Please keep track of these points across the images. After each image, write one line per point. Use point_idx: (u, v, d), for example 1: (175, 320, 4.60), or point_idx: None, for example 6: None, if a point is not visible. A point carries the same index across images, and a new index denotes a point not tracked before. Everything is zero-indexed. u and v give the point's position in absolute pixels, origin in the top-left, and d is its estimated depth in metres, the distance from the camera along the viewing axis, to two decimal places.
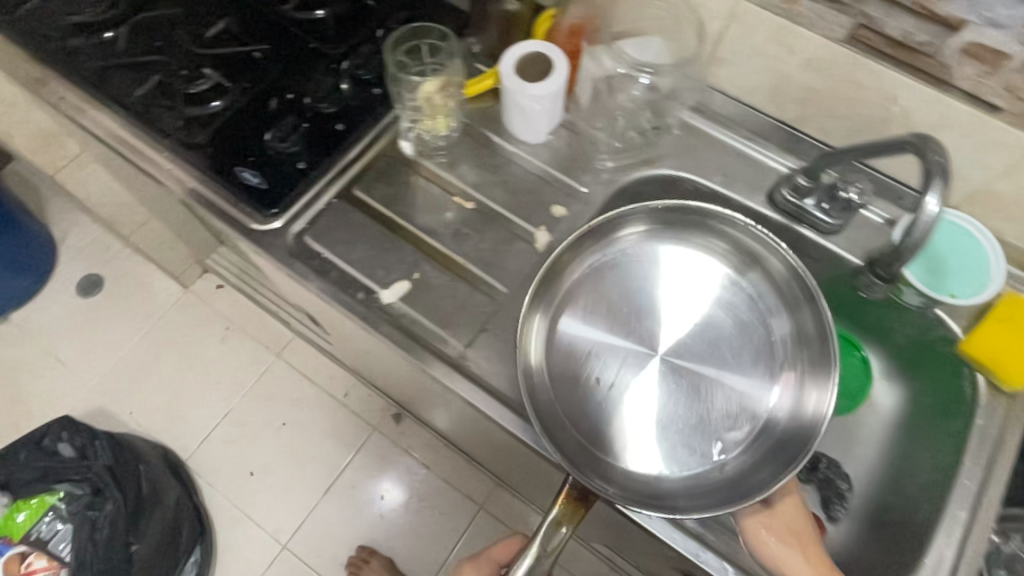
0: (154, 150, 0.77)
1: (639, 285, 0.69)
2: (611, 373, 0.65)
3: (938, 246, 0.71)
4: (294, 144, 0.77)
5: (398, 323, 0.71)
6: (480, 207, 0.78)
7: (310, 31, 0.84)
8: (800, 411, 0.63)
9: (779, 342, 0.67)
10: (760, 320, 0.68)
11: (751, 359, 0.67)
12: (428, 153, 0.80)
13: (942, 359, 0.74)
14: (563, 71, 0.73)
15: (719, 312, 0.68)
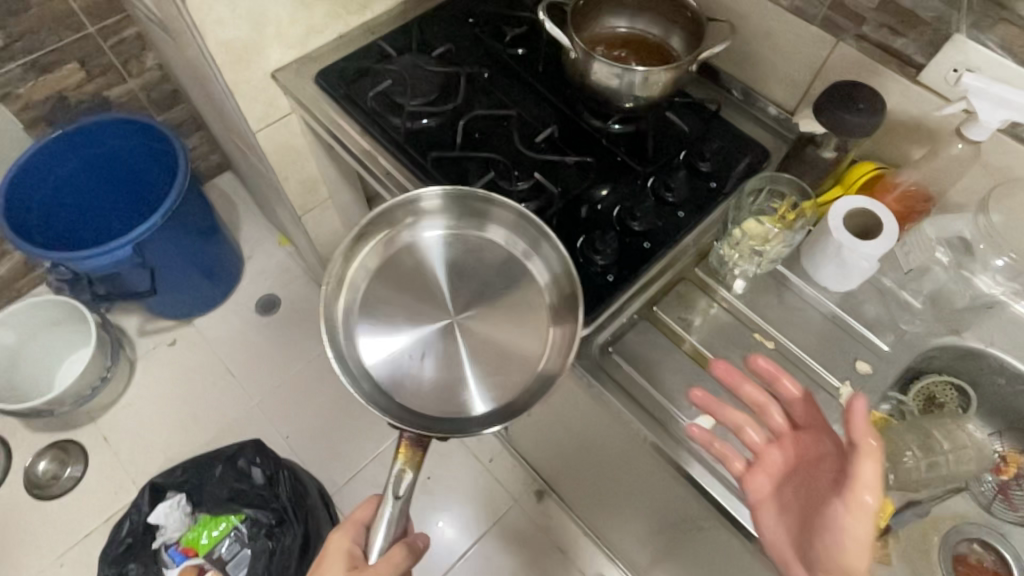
0: (473, 239, 0.81)
1: (454, 258, 0.80)
2: (422, 337, 0.75)
3: None
4: (607, 257, 0.78)
5: (701, 455, 0.71)
6: (781, 348, 0.77)
7: (619, 147, 0.88)
8: (551, 355, 0.73)
9: (494, 287, 0.78)
10: (517, 271, 0.79)
11: (512, 304, 0.77)
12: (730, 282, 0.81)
13: None
14: (895, 235, 0.73)
15: (489, 262, 0.80)
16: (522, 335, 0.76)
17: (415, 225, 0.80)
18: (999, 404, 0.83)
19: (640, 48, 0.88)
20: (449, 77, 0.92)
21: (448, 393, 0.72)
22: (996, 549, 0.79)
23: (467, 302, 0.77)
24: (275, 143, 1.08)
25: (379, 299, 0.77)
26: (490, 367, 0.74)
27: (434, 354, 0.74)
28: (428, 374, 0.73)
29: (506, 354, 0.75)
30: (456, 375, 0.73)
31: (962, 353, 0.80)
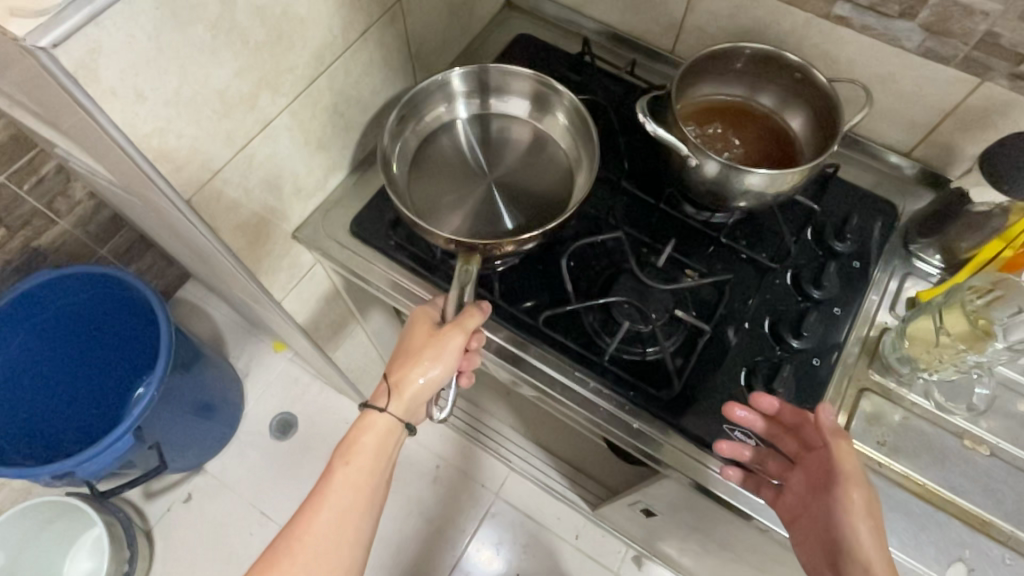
0: (617, 406, 0.68)
1: (475, 127, 0.79)
2: (460, 188, 0.75)
3: None
4: (785, 394, 0.66)
5: None
6: (995, 452, 0.67)
7: (744, 243, 0.75)
8: (580, 172, 0.75)
9: (512, 146, 0.78)
10: (528, 124, 0.79)
11: (535, 159, 0.77)
12: (947, 404, 0.69)
13: None
14: None
15: (501, 121, 0.79)
16: (542, 169, 0.77)
17: (433, 113, 0.78)
18: None
19: (738, 120, 0.76)
20: (521, 170, 0.76)
21: (496, 223, 0.72)
22: None
23: (497, 157, 0.77)
24: (301, 299, 0.89)
25: (415, 187, 0.75)
26: (525, 200, 0.74)
27: (474, 209, 0.73)
28: (470, 218, 0.73)
29: (533, 191, 0.75)
30: (487, 211, 0.73)
31: None
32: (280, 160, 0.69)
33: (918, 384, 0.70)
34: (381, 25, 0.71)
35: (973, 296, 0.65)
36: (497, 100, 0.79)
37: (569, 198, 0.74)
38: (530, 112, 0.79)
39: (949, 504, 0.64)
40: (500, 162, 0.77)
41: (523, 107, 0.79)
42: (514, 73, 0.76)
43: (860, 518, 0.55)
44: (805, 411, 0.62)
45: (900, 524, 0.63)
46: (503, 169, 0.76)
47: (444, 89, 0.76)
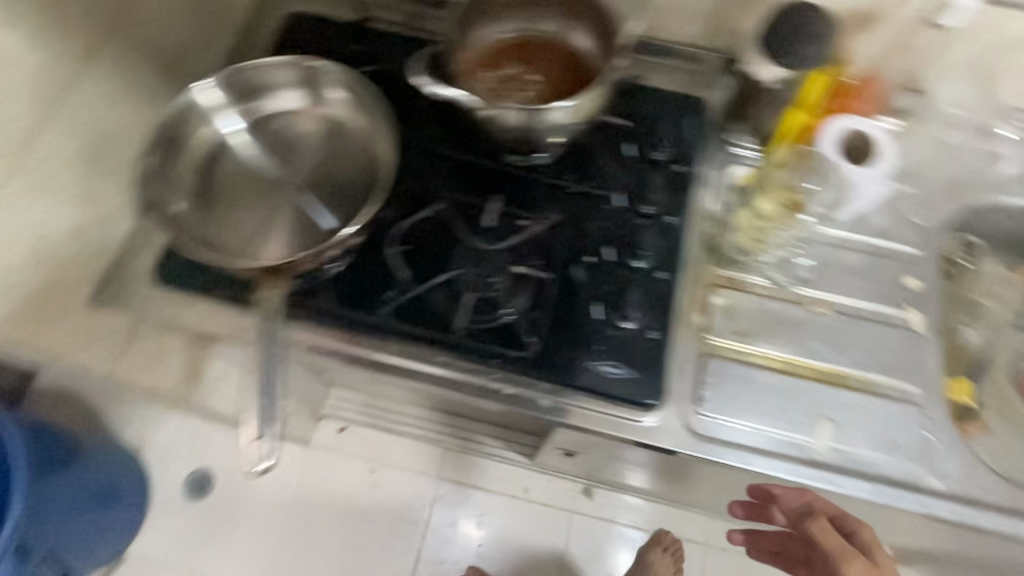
0: (485, 378, 0.66)
1: (257, 134, 0.71)
2: (265, 203, 0.69)
3: None
4: (637, 316, 0.68)
5: (843, 468, 0.65)
6: (837, 308, 0.71)
7: (569, 177, 0.74)
8: (384, 141, 0.70)
9: (304, 145, 0.72)
10: (313, 111, 0.72)
11: (333, 145, 0.71)
12: (783, 278, 0.73)
13: None
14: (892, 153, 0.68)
15: (283, 117, 0.72)
16: (344, 154, 0.71)
17: (201, 135, 0.69)
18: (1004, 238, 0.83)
19: (529, 54, 0.73)
20: (322, 164, 0.71)
21: (316, 226, 0.67)
22: None
23: (292, 159, 0.71)
24: (136, 363, 0.79)
25: (215, 219, 0.67)
26: (339, 190, 0.69)
27: (288, 219, 0.68)
28: (286, 231, 0.67)
29: (343, 179, 0.70)
30: (302, 217, 0.68)
31: (967, 214, 0.78)
32: (31, 227, 0.59)
33: (758, 267, 0.73)
34: (104, 43, 0.62)
35: (776, 171, 0.70)
36: (267, 99, 0.71)
37: (385, 178, 0.69)
38: (308, 99, 0.72)
39: (807, 368, 0.69)
40: (298, 162, 0.71)
41: (298, 98, 0.72)
42: (268, 65, 0.68)
43: None
44: (781, 491, 0.66)
45: (771, 404, 0.67)
46: (304, 168, 0.70)
47: (201, 106, 0.68)
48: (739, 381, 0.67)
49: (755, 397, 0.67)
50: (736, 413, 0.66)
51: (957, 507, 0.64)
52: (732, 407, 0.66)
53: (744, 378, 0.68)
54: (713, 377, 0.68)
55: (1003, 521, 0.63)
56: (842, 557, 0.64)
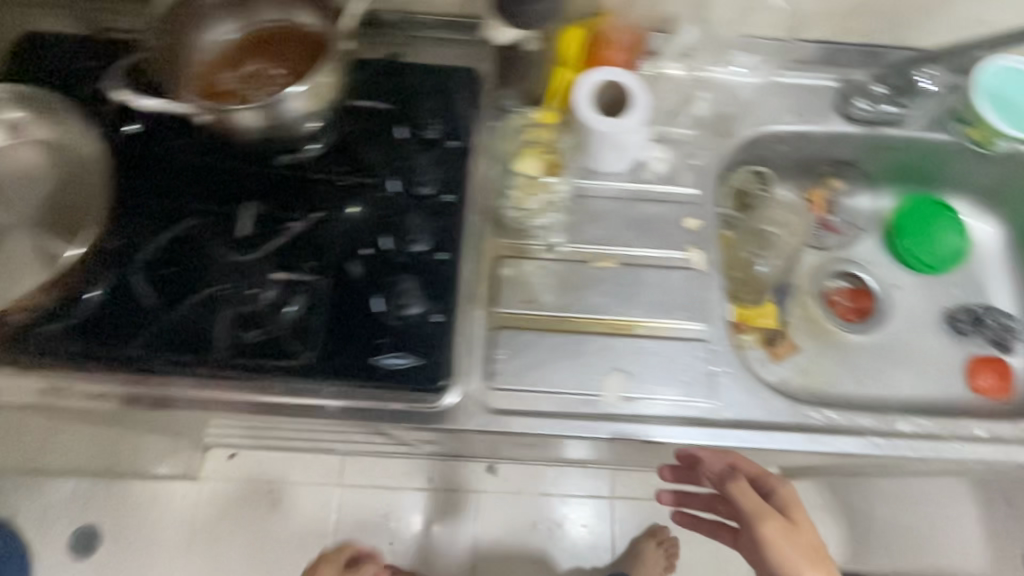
0: (261, 392, 0.63)
1: None
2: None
3: (930, 220, 0.87)
4: (417, 300, 0.66)
5: (638, 415, 0.66)
6: (623, 260, 0.72)
7: (336, 168, 0.71)
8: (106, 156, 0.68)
9: (20, 180, 0.67)
10: (18, 144, 0.68)
11: (52, 173, 0.67)
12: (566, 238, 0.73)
13: (951, 222, 0.87)
14: (645, 104, 0.68)
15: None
16: (65, 180, 0.67)
17: None
18: (790, 164, 0.86)
19: (264, 48, 0.68)
20: (46, 198, 0.66)
21: (50, 258, 0.63)
22: (847, 274, 0.89)
23: (9, 199, 0.66)
24: None
25: None
26: (72, 218, 0.66)
27: (17, 259, 0.63)
28: (15, 272, 0.62)
29: (71, 204, 0.67)
30: (33, 255, 0.63)
31: (745, 146, 0.81)
32: None
33: (541, 231, 0.73)
34: None
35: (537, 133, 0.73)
36: None
37: (96, 205, 0.67)
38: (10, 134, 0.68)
39: (597, 324, 0.69)
40: (16, 201, 0.66)
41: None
42: None
43: (783, 544, 0.60)
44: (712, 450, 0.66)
45: (561, 366, 0.67)
46: (26, 205, 0.66)
47: None
48: (528, 348, 0.68)
49: (545, 362, 0.67)
50: (530, 383, 0.66)
51: (748, 432, 0.67)
52: (525, 376, 0.67)
53: (534, 345, 0.68)
54: (505, 349, 0.68)
55: (788, 441, 0.66)
56: (760, 518, 0.62)
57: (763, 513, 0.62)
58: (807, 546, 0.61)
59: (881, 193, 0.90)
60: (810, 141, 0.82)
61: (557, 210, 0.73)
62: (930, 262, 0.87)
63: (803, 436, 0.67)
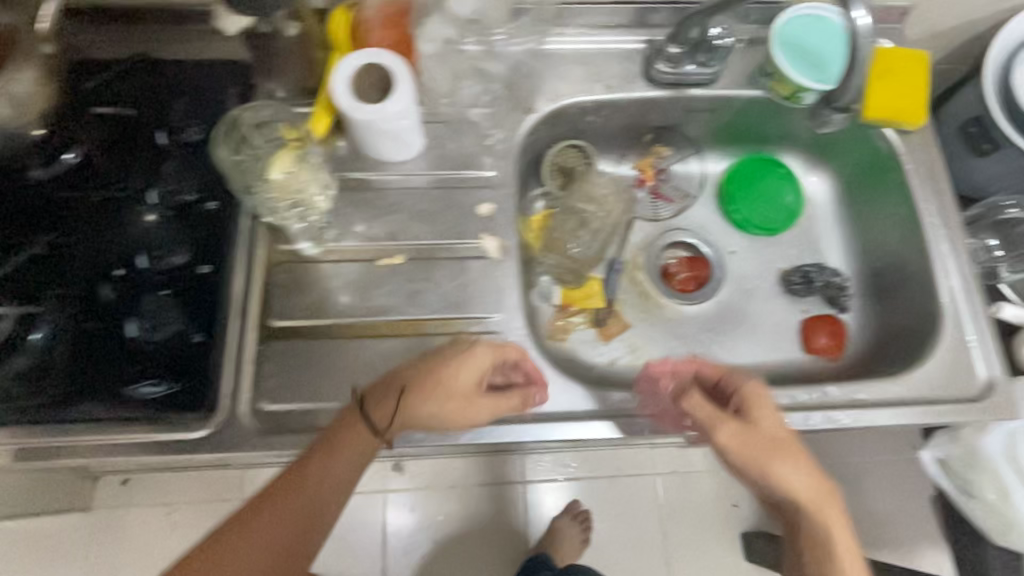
0: (6, 437, 0.59)
1: None
2: None
3: (760, 178, 0.85)
4: (172, 321, 0.61)
5: (426, 421, 0.62)
6: (411, 254, 0.68)
7: (80, 182, 0.64)
8: None
9: None
10: None
11: None
12: (346, 236, 0.68)
13: (778, 176, 0.86)
14: (406, 88, 0.62)
15: None
16: None
17: None
18: (609, 134, 0.82)
19: None
20: None
21: None
22: (684, 243, 0.86)
23: None
24: None
25: None
26: None
27: None
28: None
29: None
30: None
31: (550, 120, 0.76)
32: None
33: (319, 232, 0.67)
34: None
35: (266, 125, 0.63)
36: None
37: None
38: None
39: (381, 326, 0.65)
40: None
41: None
42: None
43: (770, 455, 0.55)
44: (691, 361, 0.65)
45: (341, 375, 0.64)
46: None
47: None
48: (306, 359, 0.64)
49: (324, 373, 0.64)
50: (308, 398, 0.63)
51: (547, 425, 0.64)
52: (301, 390, 0.63)
53: (311, 356, 0.64)
54: (280, 361, 0.64)
55: (586, 430, 0.63)
56: (754, 410, 0.58)
57: (753, 404, 0.58)
58: (762, 443, 0.56)
59: (710, 156, 0.88)
60: (620, 109, 0.78)
61: (310, 210, 0.65)
62: (764, 221, 0.85)
63: (605, 422, 0.65)
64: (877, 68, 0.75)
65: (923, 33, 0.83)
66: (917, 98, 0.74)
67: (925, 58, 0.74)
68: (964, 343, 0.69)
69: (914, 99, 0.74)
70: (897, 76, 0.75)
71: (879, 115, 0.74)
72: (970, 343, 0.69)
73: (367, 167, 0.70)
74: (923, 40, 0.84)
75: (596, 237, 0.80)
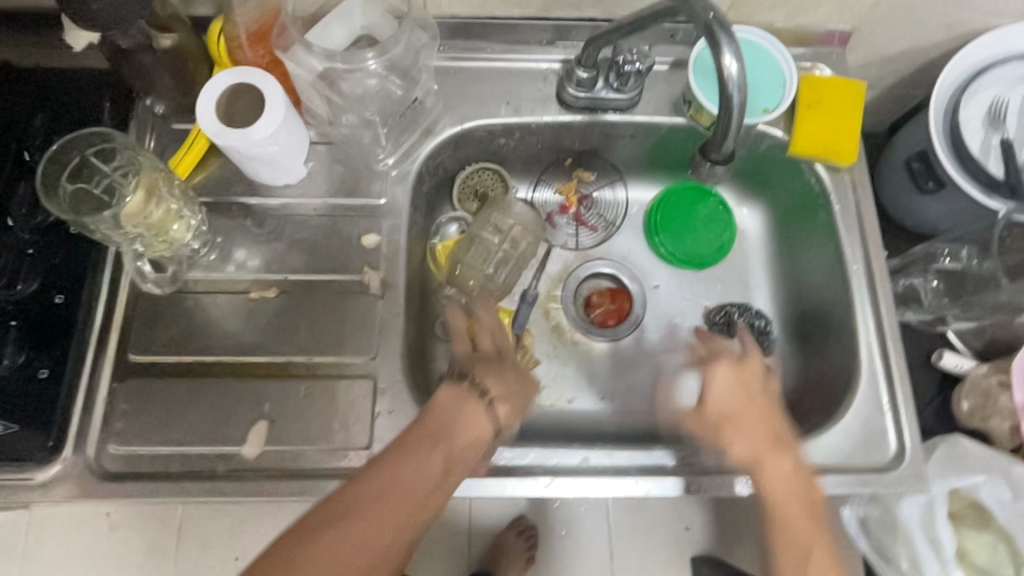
0: None
1: None
2: None
3: (690, 208, 0.80)
4: (15, 355, 0.58)
5: (285, 471, 0.58)
6: (286, 287, 0.64)
7: None
8: None
9: None
10: None
11: None
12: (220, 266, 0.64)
13: (712, 205, 0.80)
14: (274, 110, 0.58)
15: None
16: None
17: None
18: (525, 158, 0.77)
19: None
20: None
21: None
22: (606, 273, 0.80)
23: None
24: None
25: None
26: None
27: None
28: None
29: None
30: None
31: (454, 143, 0.71)
32: None
33: (188, 261, 0.63)
34: None
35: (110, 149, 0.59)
36: None
37: None
38: None
39: (245, 366, 0.61)
40: None
41: None
42: None
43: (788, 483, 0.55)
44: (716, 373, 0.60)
45: (196, 419, 0.59)
46: None
47: None
48: (161, 400, 0.59)
49: (176, 416, 0.59)
50: (160, 444, 0.58)
51: None
52: (151, 433, 0.58)
53: (165, 396, 0.59)
54: (132, 401, 0.59)
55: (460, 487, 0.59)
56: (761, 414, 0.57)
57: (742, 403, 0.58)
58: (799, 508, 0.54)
59: (635, 184, 0.82)
60: (532, 133, 0.73)
61: (172, 242, 0.61)
62: (693, 253, 0.79)
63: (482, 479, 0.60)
64: (806, 98, 0.69)
65: (864, 61, 0.77)
66: (849, 133, 0.69)
67: (859, 87, 0.69)
68: (878, 407, 0.64)
69: (846, 134, 0.69)
70: (829, 106, 0.69)
71: (805, 150, 0.69)
72: (884, 410, 0.64)
73: (247, 191, 0.66)
74: (865, 68, 0.78)
75: (506, 268, 0.75)
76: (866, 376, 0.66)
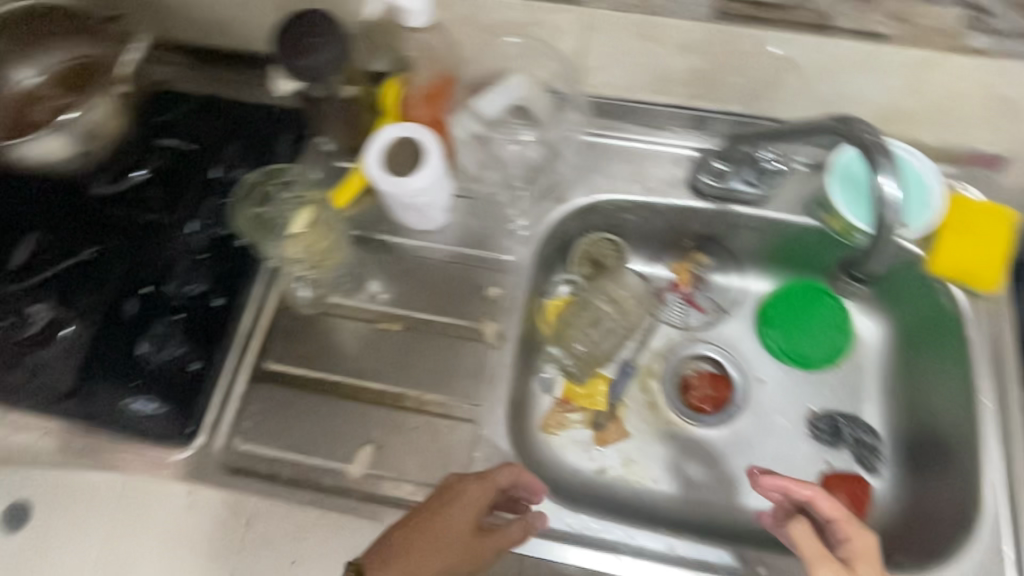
0: (13, 417, 0.65)
1: None
2: None
3: (806, 307, 0.78)
4: (174, 345, 0.66)
5: (381, 497, 0.62)
6: (410, 324, 0.69)
7: (136, 203, 0.71)
8: None
9: None
10: None
11: None
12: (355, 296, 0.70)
13: (828, 306, 0.78)
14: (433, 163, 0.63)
15: None
16: None
17: None
18: (645, 234, 0.79)
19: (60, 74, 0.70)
20: None
21: None
22: (709, 357, 0.79)
23: None
24: None
25: None
26: None
27: None
28: None
29: None
30: None
31: (582, 212, 0.75)
32: None
33: (329, 286, 0.70)
34: None
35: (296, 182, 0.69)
36: None
37: None
38: None
39: (363, 391, 0.66)
40: None
41: None
42: None
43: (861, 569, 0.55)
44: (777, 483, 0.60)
45: (313, 432, 0.64)
46: None
47: None
48: (286, 407, 0.65)
49: (296, 425, 0.64)
50: (277, 448, 0.64)
51: None
52: (271, 437, 0.64)
53: (291, 406, 0.65)
54: (262, 404, 0.66)
55: (543, 547, 0.61)
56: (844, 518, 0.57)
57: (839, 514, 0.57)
58: None
59: (752, 274, 0.82)
60: (658, 213, 0.75)
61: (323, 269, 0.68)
62: (804, 353, 0.77)
63: (564, 543, 0.61)
64: (951, 218, 0.68)
65: None
66: (996, 262, 0.66)
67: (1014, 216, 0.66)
68: (998, 554, 0.60)
69: (992, 262, 0.66)
70: (975, 230, 0.67)
71: (943, 270, 0.67)
72: (1004, 559, 0.60)
73: (390, 231, 0.72)
74: None
75: (610, 338, 0.77)
76: (987, 517, 0.62)
